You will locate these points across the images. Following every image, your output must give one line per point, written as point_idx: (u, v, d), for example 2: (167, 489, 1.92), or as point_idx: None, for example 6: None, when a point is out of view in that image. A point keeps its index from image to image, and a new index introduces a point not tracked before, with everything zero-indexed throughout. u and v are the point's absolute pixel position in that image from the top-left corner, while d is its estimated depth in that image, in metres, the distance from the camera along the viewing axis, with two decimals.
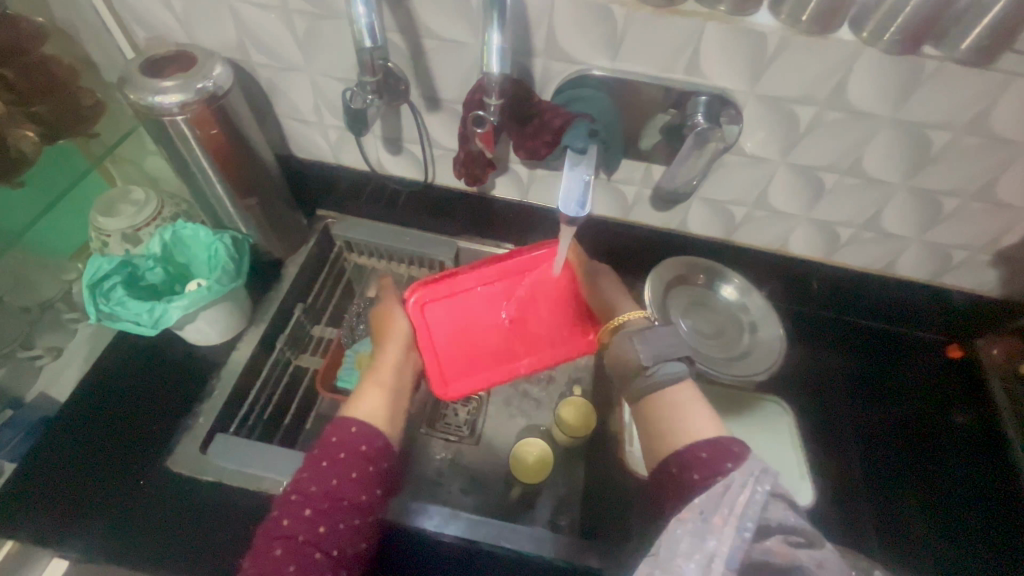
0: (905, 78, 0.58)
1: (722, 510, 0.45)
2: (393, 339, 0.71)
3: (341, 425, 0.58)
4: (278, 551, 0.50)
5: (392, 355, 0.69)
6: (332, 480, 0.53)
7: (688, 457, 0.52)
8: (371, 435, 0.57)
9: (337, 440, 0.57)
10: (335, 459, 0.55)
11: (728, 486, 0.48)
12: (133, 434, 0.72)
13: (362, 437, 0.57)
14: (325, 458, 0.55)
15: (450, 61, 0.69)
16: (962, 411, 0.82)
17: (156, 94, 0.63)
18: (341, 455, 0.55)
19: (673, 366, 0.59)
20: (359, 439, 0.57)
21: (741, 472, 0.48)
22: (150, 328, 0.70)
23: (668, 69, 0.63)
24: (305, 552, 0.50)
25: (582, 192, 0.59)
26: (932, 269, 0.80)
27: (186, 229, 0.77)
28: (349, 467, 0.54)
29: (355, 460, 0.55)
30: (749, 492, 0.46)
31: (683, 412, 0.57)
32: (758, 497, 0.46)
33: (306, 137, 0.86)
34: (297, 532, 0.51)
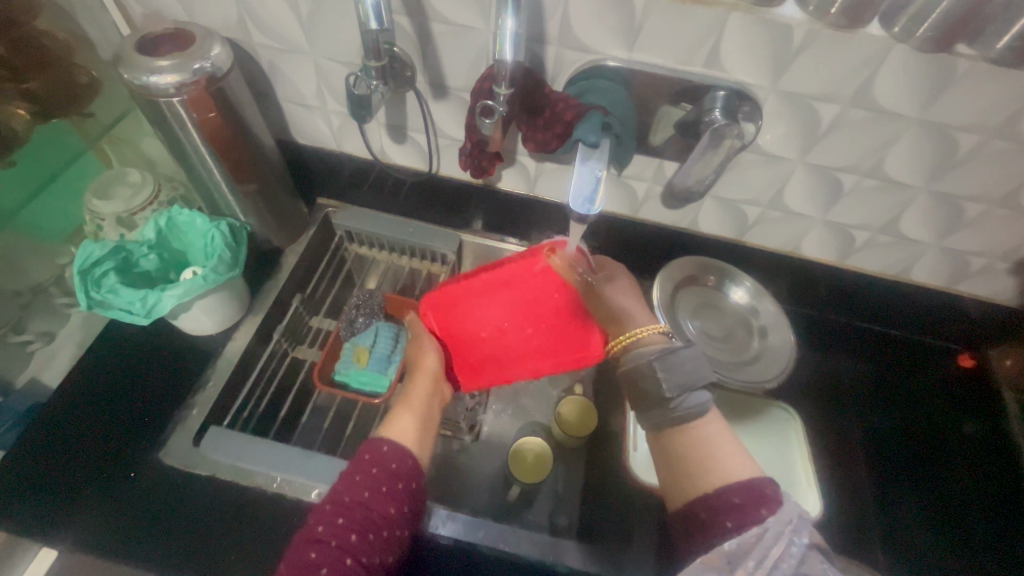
0: (936, 77, 0.55)
1: (747, 564, 0.44)
2: (422, 375, 0.67)
3: (373, 442, 0.55)
4: (312, 555, 0.46)
5: (419, 391, 0.65)
6: (364, 491, 0.51)
7: (718, 501, 0.48)
8: (402, 454, 0.55)
9: (370, 453, 0.54)
10: (367, 471, 0.52)
11: (761, 537, 0.45)
12: (124, 424, 0.70)
13: (394, 454, 0.54)
14: (356, 470, 0.52)
15: (459, 47, 0.66)
16: (971, 423, 0.80)
17: (152, 73, 0.60)
18: (374, 470, 0.52)
19: (698, 396, 0.54)
20: (391, 454, 0.54)
21: (780, 520, 0.45)
22: (142, 317, 0.67)
23: (686, 61, 0.60)
24: (338, 560, 0.46)
25: (593, 188, 0.56)
26: (948, 276, 0.78)
27: (182, 215, 0.74)
28: (379, 481, 0.52)
29: (388, 476, 0.52)
30: (785, 543, 0.44)
31: (710, 446, 0.52)
32: (794, 549, 0.44)
33: (308, 122, 0.83)
34: (330, 538, 0.48)
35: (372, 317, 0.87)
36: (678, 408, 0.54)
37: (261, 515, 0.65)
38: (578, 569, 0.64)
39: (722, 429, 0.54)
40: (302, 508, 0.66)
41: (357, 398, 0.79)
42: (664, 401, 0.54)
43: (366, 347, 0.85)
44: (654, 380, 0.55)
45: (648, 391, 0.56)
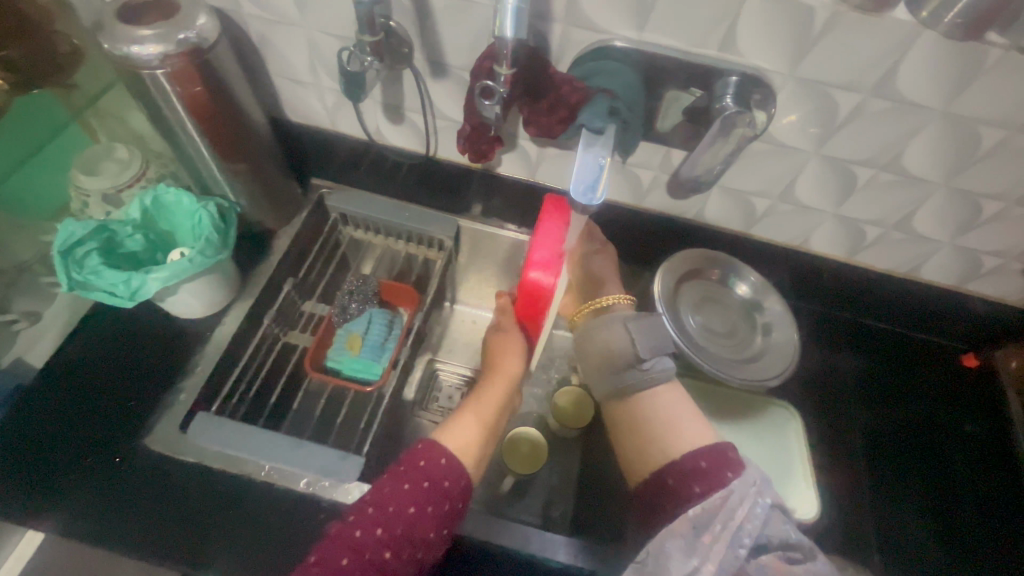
0: (964, 67, 0.52)
1: (713, 529, 0.48)
2: (500, 374, 0.69)
3: (432, 449, 0.56)
4: (345, 561, 0.49)
5: (495, 391, 0.67)
6: (411, 507, 0.52)
7: (688, 466, 0.53)
8: (459, 472, 0.55)
9: (426, 464, 0.54)
10: (422, 489, 0.53)
11: (727, 501, 0.50)
12: (109, 409, 0.68)
13: (450, 471, 0.55)
14: (409, 479, 0.53)
15: (459, 23, 0.62)
16: (973, 423, 0.79)
17: (133, 43, 0.57)
18: (425, 485, 0.53)
19: (664, 361, 0.60)
20: (447, 472, 0.54)
21: (744, 483, 0.51)
22: (127, 299, 0.65)
23: (699, 43, 0.57)
24: (368, 572, 0.48)
25: (597, 175, 0.55)
26: (959, 274, 0.76)
27: (168, 194, 0.71)
28: (429, 500, 0.52)
29: (436, 495, 0.53)
30: (750, 506, 0.49)
31: (674, 415, 0.58)
32: (759, 510, 0.49)
33: (301, 99, 0.80)
34: (364, 548, 0.49)
35: (366, 303, 0.85)
36: (646, 371, 0.59)
37: (250, 503, 0.64)
38: (568, 565, 0.63)
39: (681, 396, 0.60)
40: (291, 497, 0.65)
41: (349, 387, 0.78)
42: (636, 363, 0.60)
43: (359, 333, 0.83)
44: (630, 342, 0.60)
45: (613, 356, 0.61)
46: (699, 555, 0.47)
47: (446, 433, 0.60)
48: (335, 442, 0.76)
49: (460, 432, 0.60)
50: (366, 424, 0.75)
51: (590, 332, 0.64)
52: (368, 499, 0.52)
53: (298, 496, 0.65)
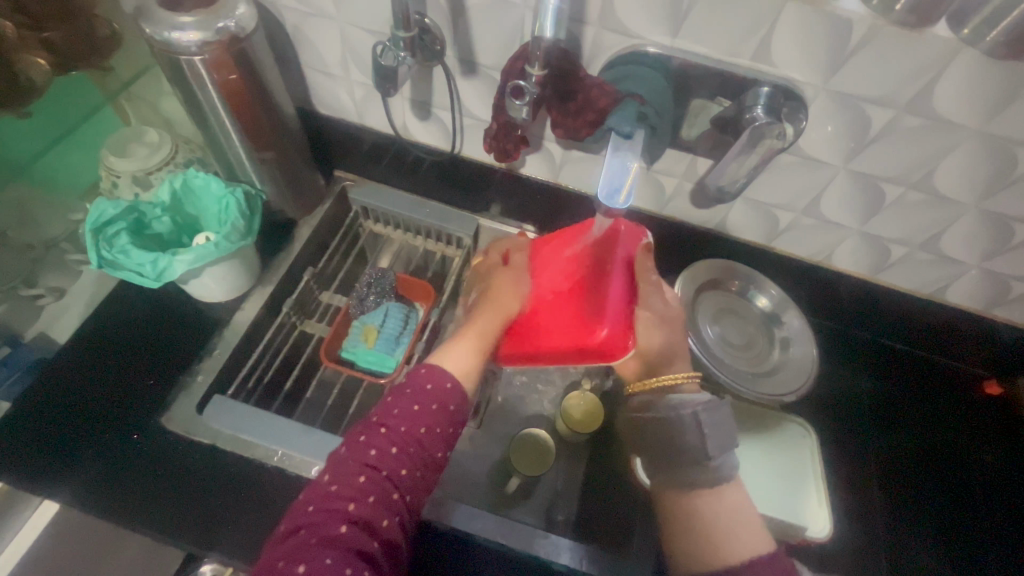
0: (1004, 86, 0.51)
1: None
2: (496, 305, 0.61)
3: (436, 371, 0.52)
4: (362, 479, 0.45)
5: (488, 316, 0.60)
6: (422, 428, 0.48)
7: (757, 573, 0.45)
8: (461, 396, 0.52)
9: (432, 387, 0.51)
10: (431, 412, 0.49)
11: None
12: (130, 386, 0.69)
13: (454, 394, 0.52)
14: (419, 401, 0.49)
15: (492, 22, 0.63)
16: (991, 451, 0.78)
17: (173, 29, 0.58)
18: (433, 406, 0.50)
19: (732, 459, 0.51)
20: (452, 395, 0.51)
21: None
22: (152, 280, 0.66)
23: (733, 52, 0.57)
24: (386, 493, 0.45)
25: (623, 179, 0.54)
26: (985, 299, 0.74)
27: (197, 178, 0.73)
28: (438, 420, 0.49)
29: (445, 417, 0.50)
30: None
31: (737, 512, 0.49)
32: None
33: (330, 91, 0.81)
34: (379, 466, 0.46)
35: (383, 297, 0.85)
36: (712, 469, 0.49)
37: (260, 488, 0.64)
38: (574, 569, 0.63)
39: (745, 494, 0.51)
40: (301, 485, 0.65)
41: (362, 378, 0.78)
42: (702, 459, 0.49)
43: (374, 326, 0.83)
44: (698, 435, 0.50)
45: (677, 450, 0.50)
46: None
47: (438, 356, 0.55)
48: (346, 433, 0.76)
49: (454, 359, 0.55)
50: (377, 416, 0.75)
51: (647, 422, 0.53)
52: (379, 420, 0.49)
53: (308, 484, 0.65)
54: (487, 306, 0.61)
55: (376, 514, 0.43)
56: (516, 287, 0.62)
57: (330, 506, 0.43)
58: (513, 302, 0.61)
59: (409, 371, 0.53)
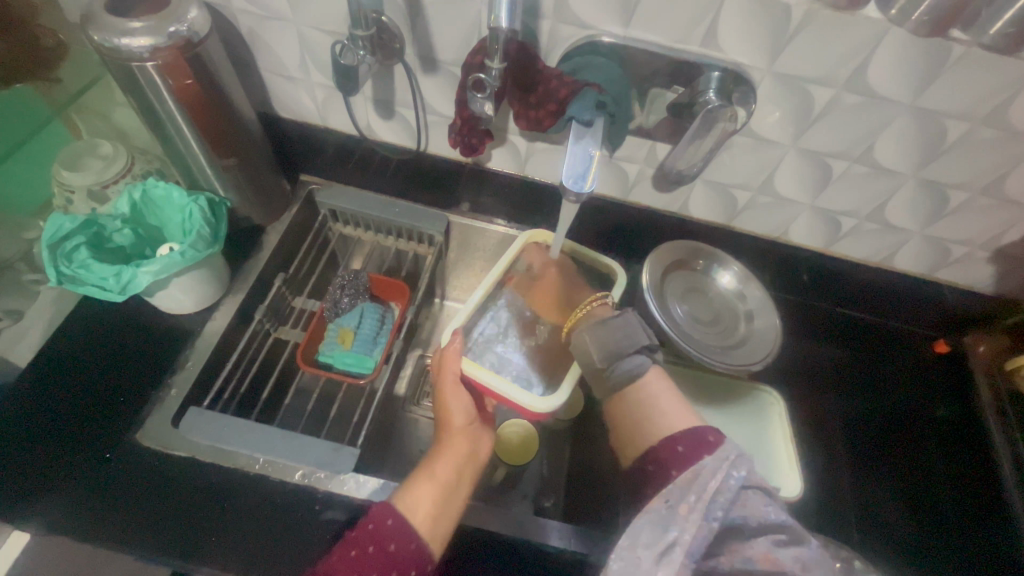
0: (929, 62, 0.55)
1: (689, 498, 0.47)
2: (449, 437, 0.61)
3: (381, 509, 0.52)
4: None
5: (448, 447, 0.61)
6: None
7: (664, 450, 0.51)
8: (407, 536, 0.51)
9: (374, 525, 0.51)
10: (364, 558, 0.48)
11: (699, 476, 0.48)
12: (100, 405, 0.68)
13: (398, 535, 0.50)
14: (356, 546, 0.49)
15: (450, 17, 0.64)
16: (945, 407, 0.83)
17: (123, 35, 0.57)
18: (370, 550, 0.49)
19: (633, 361, 0.58)
20: (393, 537, 0.50)
21: (717, 458, 0.49)
22: (117, 293, 0.65)
23: (683, 39, 0.60)
24: None
25: (587, 164, 0.56)
26: (929, 263, 0.79)
27: (157, 188, 0.71)
28: (370, 567, 0.48)
29: (385, 561, 0.49)
30: (723, 478, 0.47)
31: (652, 406, 0.56)
32: (733, 483, 0.47)
33: (291, 95, 0.80)
34: None
35: (357, 298, 0.85)
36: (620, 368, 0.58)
37: (244, 496, 0.64)
38: (563, 550, 0.64)
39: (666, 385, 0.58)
40: (286, 490, 0.65)
41: (341, 380, 0.77)
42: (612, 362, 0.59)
43: (350, 329, 0.83)
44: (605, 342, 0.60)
45: (611, 347, 0.59)
46: (674, 526, 0.46)
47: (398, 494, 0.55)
48: (328, 436, 0.76)
49: (416, 495, 0.55)
50: (358, 418, 0.75)
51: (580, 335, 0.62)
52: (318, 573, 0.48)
53: (293, 488, 0.65)
54: (443, 442, 0.61)
55: None
56: (460, 403, 0.64)
57: None
58: (457, 418, 0.63)
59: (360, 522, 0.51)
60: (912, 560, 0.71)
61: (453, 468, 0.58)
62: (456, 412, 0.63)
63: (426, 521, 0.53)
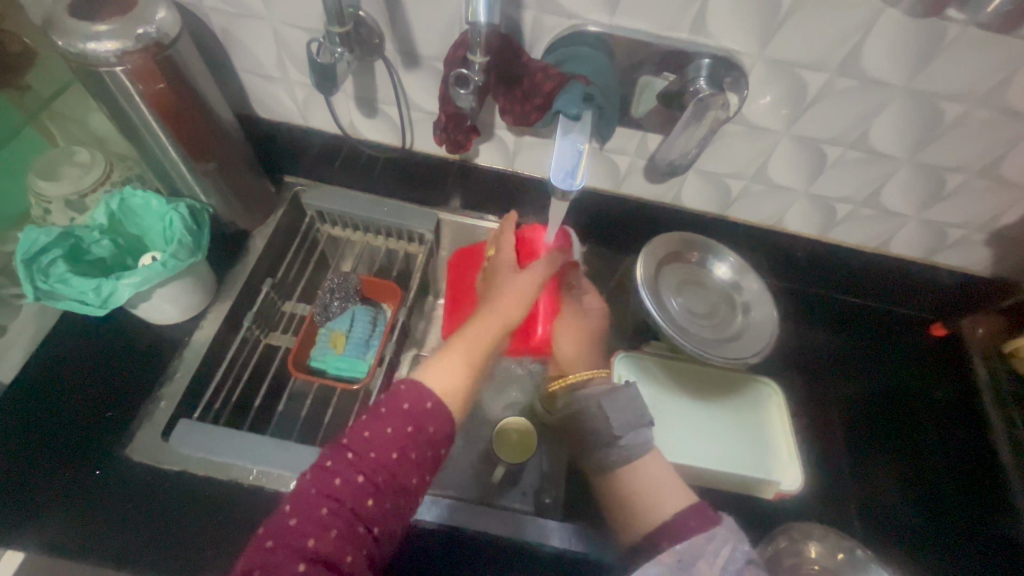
0: (923, 43, 0.54)
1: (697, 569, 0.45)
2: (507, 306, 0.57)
3: (415, 389, 0.49)
4: (323, 512, 0.42)
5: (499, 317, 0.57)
6: (393, 454, 0.45)
7: (673, 525, 0.49)
8: (443, 415, 0.48)
9: (411, 407, 0.47)
10: (406, 436, 0.46)
11: (709, 544, 0.47)
12: (86, 421, 0.66)
13: (435, 416, 0.48)
14: (394, 424, 0.46)
15: (429, 10, 0.61)
16: (941, 388, 0.83)
17: (89, 40, 0.54)
18: (410, 429, 0.46)
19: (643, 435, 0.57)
20: (431, 418, 0.47)
21: (726, 529, 0.48)
22: (98, 307, 0.63)
23: (671, 26, 0.58)
24: (348, 525, 0.42)
25: (576, 161, 0.54)
26: (926, 247, 0.78)
27: (136, 197, 0.69)
28: (413, 448, 0.46)
29: (424, 440, 0.47)
30: (730, 548, 0.47)
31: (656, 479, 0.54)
32: (738, 555, 0.47)
33: (269, 94, 0.78)
34: (345, 497, 0.43)
35: (347, 301, 0.83)
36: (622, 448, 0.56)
37: (239, 508, 0.63)
38: (563, 550, 0.64)
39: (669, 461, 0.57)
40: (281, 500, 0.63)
41: (334, 386, 0.76)
42: (612, 440, 0.57)
43: (342, 332, 0.82)
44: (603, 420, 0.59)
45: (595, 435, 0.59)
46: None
47: (431, 368, 0.51)
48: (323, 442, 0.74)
49: (450, 371, 0.51)
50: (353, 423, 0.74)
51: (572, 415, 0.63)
52: (349, 445, 0.45)
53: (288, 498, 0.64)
54: (486, 315, 0.57)
55: (336, 551, 0.41)
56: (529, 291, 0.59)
57: (290, 545, 0.41)
58: (518, 311, 0.58)
59: (392, 391, 0.48)
60: (915, 544, 0.71)
61: (488, 344, 0.55)
62: (511, 295, 0.58)
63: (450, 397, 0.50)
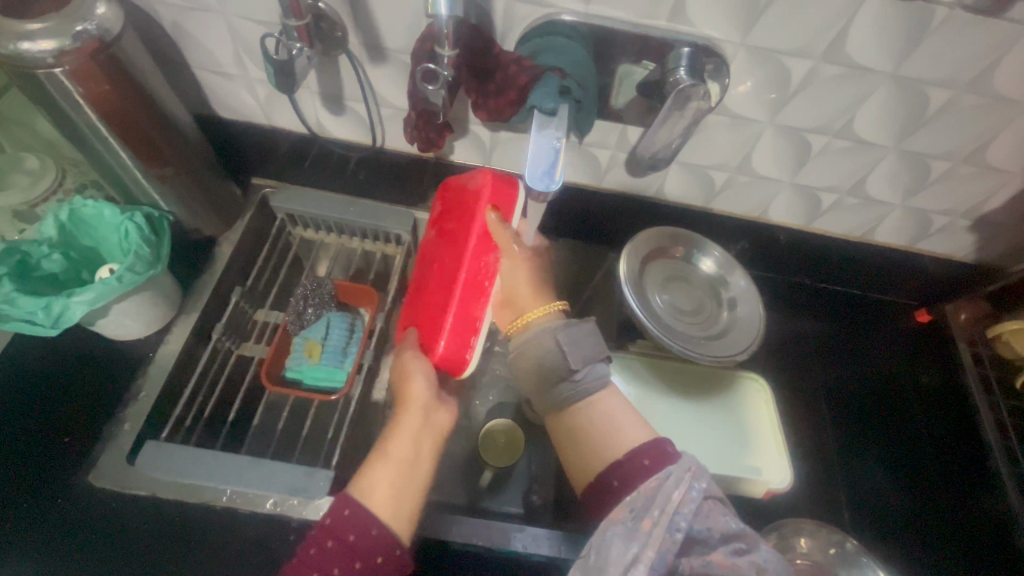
0: (910, 27, 0.52)
1: (652, 513, 0.44)
2: (410, 403, 0.57)
3: (338, 503, 0.49)
4: None
5: (410, 416, 0.56)
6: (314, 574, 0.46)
7: (630, 467, 0.50)
8: (364, 524, 0.48)
9: (350, 512, 0.48)
10: (324, 551, 0.47)
11: (662, 485, 0.46)
12: (46, 447, 0.62)
13: (355, 523, 0.48)
14: (314, 543, 0.47)
15: (394, 1, 0.58)
16: (927, 372, 0.83)
17: (21, 40, 0.50)
18: (328, 544, 0.47)
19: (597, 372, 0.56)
20: (350, 527, 0.47)
21: (680, 467, 0.47)
22: (50, 327, 0.59)
23: (649, 14, 0.55)
24: None
25: (552, 158, 0.51)
26: (911, 234, 0.77)
27: (87, 207, 0.65)
28: (331, 563, 0.46)
29: (344, 553, 0.47)
30: (684, 490, 0.45)
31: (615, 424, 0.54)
32: (695, 495, 0.45)
33: (229, 93, 0.73)
34: None
35: (322, 307, 0.80)
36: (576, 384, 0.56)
37: (214, 533, 0.60)
38: (554, 558, 0.62)
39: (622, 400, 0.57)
40: (257, 521, 0.61)
41: (311, 398, 0.73)
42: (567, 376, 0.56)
43: (318, 341, 0.78)
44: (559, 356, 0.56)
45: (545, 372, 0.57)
46: (638, 541, 0.42)
47: (361, 486, 0.51)
48: (301, 456, 0.71)
49: (377, 485, 0.51)
50: (332, 435, 0.71)
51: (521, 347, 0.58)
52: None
53: (265, 518, 0.61)
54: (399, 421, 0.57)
55: None
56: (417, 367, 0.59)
57: None
58: (415, 385, 0.58)
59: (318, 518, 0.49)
60: (903, 535, 0.71)
61: (409, 444, 0.55)
62: (417, 384, 0.58)
63: (391, 507, 0.50)
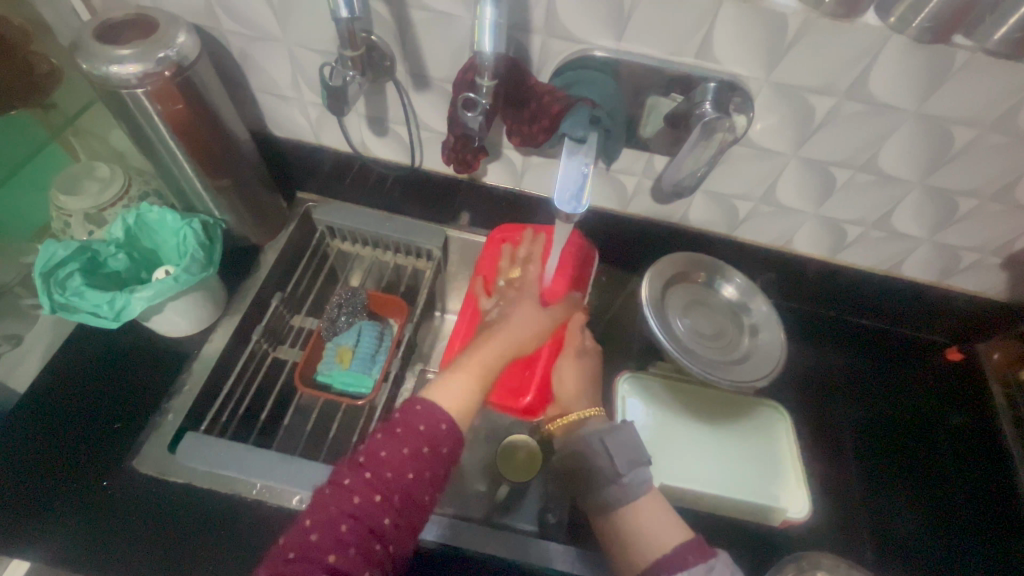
0: (933, 70, 0.53)
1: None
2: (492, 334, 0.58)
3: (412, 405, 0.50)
4: (343, 529, 0.43)
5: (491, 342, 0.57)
6: (375, 497, 0.45)
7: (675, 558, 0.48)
8: (443, 421, 0.49)
9: (425, 429, 0.48)
10: (403, 443, 0.47)
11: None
12: (98, 432, 0.67)
13: (431, 419, 0.49)
14: (397, 433, 0.48)
15: (439, 36, 0.63)
16: (959, 415, 0.81)
17: (112, 63, 0.56)
18: (414, 433, 0.48)
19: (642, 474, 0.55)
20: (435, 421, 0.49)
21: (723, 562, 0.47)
22: (111, 320, 0.65)
23: (677, 51, 0.58)
24: (366, 541, 0.43)
25: (580, 184, 0.54)
26: (938, 270, 0.77)
27: (151, 212, 0.71)
28: (408, 463, 0.46)
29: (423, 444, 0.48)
30: None
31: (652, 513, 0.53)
32: None
33: (284, 114, 0.80)
34: (363, 517, 0.44)
35: (354, 316, 0.84)
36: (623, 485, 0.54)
37: (239, 523, 0.62)
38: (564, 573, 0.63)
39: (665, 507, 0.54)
40: (283, 516, 0.63)
41: (339, 401, 0.76)
42: (613, 478, 0.55)
43: (349, 347, 0.82)
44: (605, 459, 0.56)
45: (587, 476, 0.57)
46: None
47: (440, 390, 0.52)
48: (326, 457, 0.74)
49: (460, 386, 0.53)
50: (356, 440, 0.73)
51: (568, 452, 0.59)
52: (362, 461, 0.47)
53: (289, 514, 0.63)
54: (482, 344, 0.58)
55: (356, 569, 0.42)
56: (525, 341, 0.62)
57: (314, 552, 0.42)
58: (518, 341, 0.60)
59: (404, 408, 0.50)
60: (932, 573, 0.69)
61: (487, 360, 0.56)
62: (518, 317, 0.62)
63: (455, 410, 0.51)
